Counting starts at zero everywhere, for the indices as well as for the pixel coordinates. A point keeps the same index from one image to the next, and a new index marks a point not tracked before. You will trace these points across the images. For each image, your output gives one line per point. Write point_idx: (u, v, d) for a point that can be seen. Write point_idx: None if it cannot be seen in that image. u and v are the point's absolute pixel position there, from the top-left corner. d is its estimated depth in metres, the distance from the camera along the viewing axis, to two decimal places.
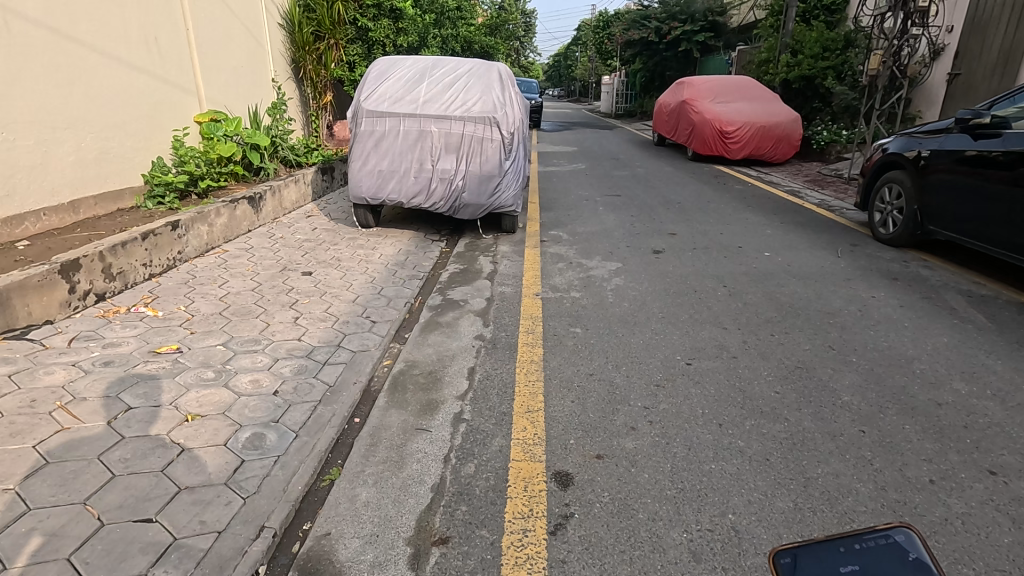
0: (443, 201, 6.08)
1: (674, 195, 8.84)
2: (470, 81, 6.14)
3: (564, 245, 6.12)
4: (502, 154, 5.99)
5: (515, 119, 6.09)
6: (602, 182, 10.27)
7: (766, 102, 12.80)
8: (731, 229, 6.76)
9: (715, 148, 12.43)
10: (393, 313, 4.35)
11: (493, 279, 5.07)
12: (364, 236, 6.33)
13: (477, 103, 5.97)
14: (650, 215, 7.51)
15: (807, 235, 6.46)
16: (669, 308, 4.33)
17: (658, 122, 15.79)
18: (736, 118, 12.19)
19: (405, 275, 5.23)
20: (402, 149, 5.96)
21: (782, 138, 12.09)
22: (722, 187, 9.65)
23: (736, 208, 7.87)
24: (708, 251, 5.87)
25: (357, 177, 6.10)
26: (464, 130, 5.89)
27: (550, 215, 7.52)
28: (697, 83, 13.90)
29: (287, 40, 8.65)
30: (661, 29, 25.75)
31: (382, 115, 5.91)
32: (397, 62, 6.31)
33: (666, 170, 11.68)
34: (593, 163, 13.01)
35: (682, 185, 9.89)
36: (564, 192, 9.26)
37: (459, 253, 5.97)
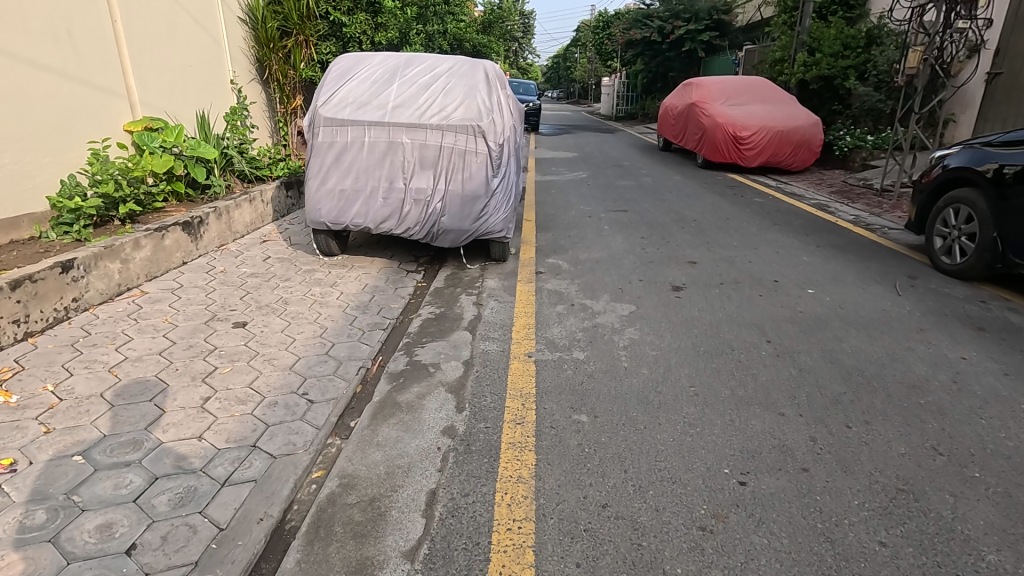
0: (418, 225, 5.05)
1: (688, 210, 7.83)
2: (450, 81, 5.09)
3: (563, 278, 5.11)
4: (489, 168, 4.96)
5: (505, 126, 5.05)
6: (605, 195, 9.25)
7: (783, 104, 11.79)
8: (760, 256, 5.74)
9: (728, 155, 11.38)
10: (341, 385, 3.33)
11: (475, 329, 4.06)
12: (324, 267, 5.32)
13: (459, 108, 4.93)
14: (663, 237, 6.49)
15: (852, 264, 5.44)
16: (701, 376, 3.33)
17: (663, 127, 14.76)
18: (751, 121, 11.15)
19: (366, 323, 4.22)
20: (369, 163, 4.93)
21: (801, 143, 11.07)
22: (742, 201, 8.61)
23: (762, 228, 6.84)
24: (736, 286, 4.87)
25: (315, 198, 5.07)
26: (443, 140, 4.86)
27: (548, 237, 6.49)
28: (708, 84, 12.86)
29: (249, 37, 7.64)
30: (664, 28, 24.75)
31: (343, 123, 4.88)
32: (364, 59, 5.26)
33: (675, 180, 10.68)
34: (595, 171, 11.99)
35: (696, 197, 8.86)
36: (564, 207, 8.22)
37: (436, 289, 4.95)
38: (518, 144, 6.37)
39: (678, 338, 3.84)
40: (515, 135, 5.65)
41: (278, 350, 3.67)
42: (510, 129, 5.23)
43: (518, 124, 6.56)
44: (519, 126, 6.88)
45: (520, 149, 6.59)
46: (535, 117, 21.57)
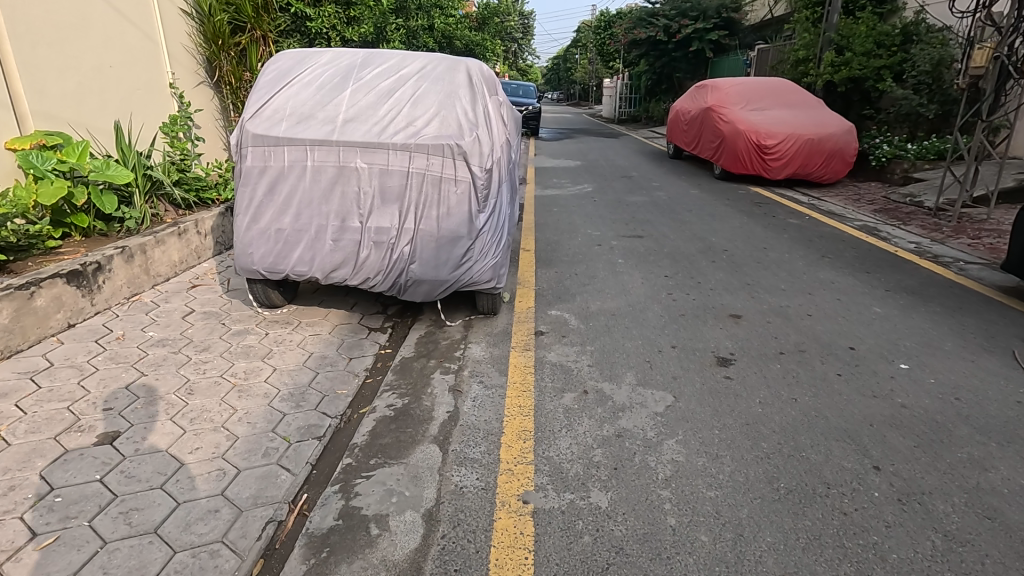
0: (379, 274, 3.85)
1: (715, 237, 6.64)
2: (423, 85, 3.85)
3: (572, 343, 3.90)
4: (472, 201, 3.74)
5: (494, 145, 3.82)
6: (615, 214, 8.03)
7: (811, 109, 10.59)
8: (821, 307, 4.52)
9: (750, 165, 10.17)
10: (227, 567, 2.11)
11: (447, 440, 2.85)
12: (261, 326, 4.11)
13: (435, 120, 3.71)
14: (691, 276, 5.28)
15: (943, 320, 4.23)
16: (793, 551, 2.13)
17: (674, 133, 13.57)
18: (777, 128, 9.94)
19: (300, 425, 3.02)
20: (314, 195, 3.72)
21: (833, 153, 9.86)
22: (776, 223, 7.37)
23: (809, 263, 5.64)
24: (802, 359, 3.65)
25: (244, 239, 3.86)
26: (413, 165, 3.65)
27: (550, 277, 5.29)
28: (725, 87, 11.65)
29: (194, 32, 6.42)
30: (670, 27, 23.67)
31: (278, 143, 3.66)
32: (309, 55, 4.01)
33: (692, 194, 9.49)
34: (601, 184, 10.78)
35: (722, 219, 7.65)
36: (568, 232, 7.01)
37: (403, 362, 3.74)
38: (513, 157, 5.13)
39: (742, 462, 2.63)
40: (507, 148, 4.42)
41: (147, 489, 2.46)
42: (501, 147, 4.00)
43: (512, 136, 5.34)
44: (512, 133, 5.66)
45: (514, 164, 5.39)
46: (535, 121, 20.40)
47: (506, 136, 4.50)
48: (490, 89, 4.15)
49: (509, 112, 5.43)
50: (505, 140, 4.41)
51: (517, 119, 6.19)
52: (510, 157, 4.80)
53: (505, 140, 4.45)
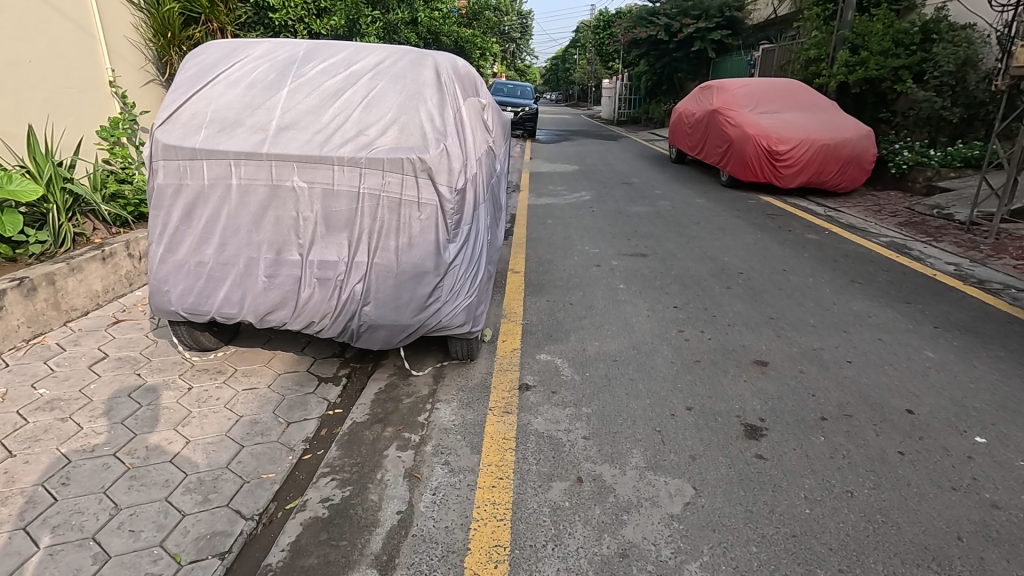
0: (326, 317, 3.12)
1: (728, 256, 5.93)
2: (380, 84, 3.09)
3: (564, 402, 3.17)
4: (438, 228, 3.00)
5: (465, 157, 3.07)
6: (616, 227, 7.31)
7: (825, 112, 9.87)
8: (862, 350, 3.79)
9: (760, 173, 9.45)
10: None
11: (392, 563, 2.12)
12: (185, 377, 3.37)
13: (392, 127, 2.96)
14: (704, 308, 4.56)
15: (1012, 371, 3.51)
16: None
17: (677, 136, 12.87)
18: (790, 133, 9.22)
19: (200, 532, 2.27)
20: (242, 220, 2.98)
21: (851, 160, 9.14)
22: (794, 239, 6.66)
23: (839, 291, 4.92)
24: (850, 427, 2.92)
25: (159, 274, 3.12)
26: (363, 183, 2.91)
27: (540, 308, 4.57)
28: (733, 88, 10.94)
29: (142, 23, 5.69)
30: (671, 25, 23.00)
31: (195, 155, 2.91)
32: (241, 44, 3.23)
33: (699, 204, 8.78)
34: (600, 191, 10.07)
35: (733, 233, 6.93)
36: (563, 249, 6.28)
37: (353, 430, 3.00)
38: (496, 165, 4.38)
39: None
40: (485, 156, 3.67)
41: None
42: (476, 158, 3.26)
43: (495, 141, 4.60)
44: (496, 134, 4.91)
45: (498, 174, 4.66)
46: (532, 122, 19.67)
47: (483, 143, 3.75)
48: (462, 87, 3.40)
49: (489, 112, 4.69)
50: (483, 148, 3.66)
51: (502, 117, 5.46)
52: (491, 166, 4.05)
53: (483, 148, 3.69)
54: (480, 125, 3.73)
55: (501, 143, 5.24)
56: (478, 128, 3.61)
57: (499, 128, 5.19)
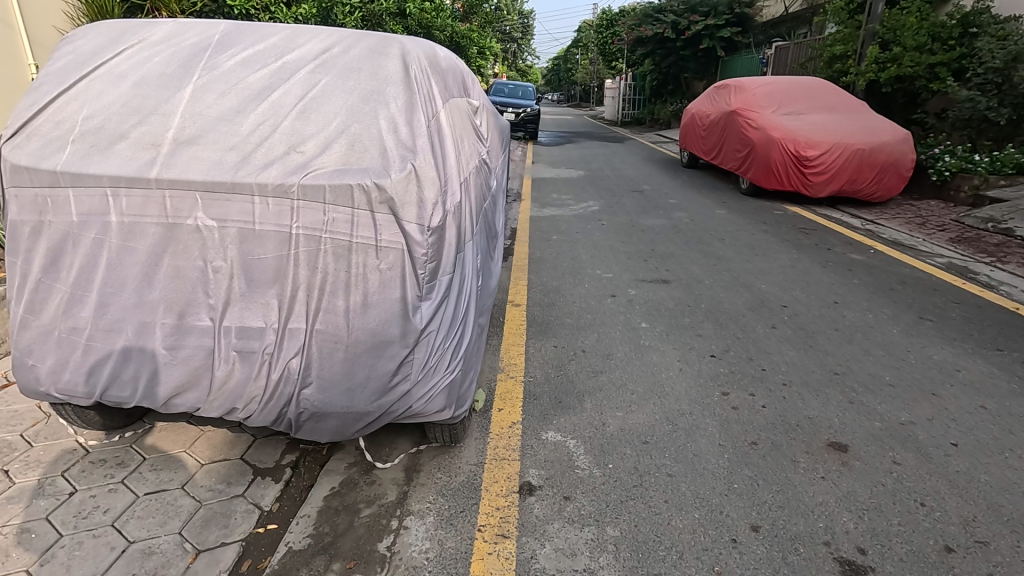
0: (254, 401, 2.26)
1: (765, 284, 5.07)
2: (323, 79, 2.22)
3: (582, 517, 2.31)
4: (406, 281, 2.14)
5: (443, 182, 2.21)
6: (630, 245, 6.46)
7: (855, 114, 8.99)
8: (964, 425, 2.93)
9: (786, 181, 8.57)
10: None
11: None
12: (71, 474, 2.51)
13: (339, 141, 2.09)
14: (749, 357, 3.70)
15: None
16: None
17: (690, 139, 12.00)
18: (820, 137, 8.34)
19: None
20: (127, 272, 2.10)
21: (886, 166, 8.27)
22: (837, 261, 5.79)
23: (908, 333, 4.06)
24: (990, 568, 2.06)
25: (20, 343, 2.24)
26: (298, 221, 2.04)
27: (546, 358, 3.71)
28: (752, 87, 10.07)
29: (77, 14, 4.86)
30: (678, 22, 22.15)
31: (57, 180, 2.04)
32: (136, 25, 2.36)
33: (720, 215, 7.93)
34: (609, 200, 9.21)
35: (765, 254, 6.06)
36: (571, 274, 5.43)
37: (287, 565, 2.14)
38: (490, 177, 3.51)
39: None
40: (473, 172, 2.80)
41: None
42: (459, 181, 2.39)
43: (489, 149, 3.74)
44: (491, 142, 4.05)
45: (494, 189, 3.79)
46: (534, 124, 18.85)
47: (471, 155, 2.87)
48: (441, 83, 2.53)
49: (481, 114, 3.82)
50: (472, 162, 2.79)
51: (497, 117, 4.59)
52: (482, 180, 3.17)
53: (472, 162, 2.82)
54: (466, 133, 2.85)
55: (498, 150, 4.38)
56: (464, 138, 2.75)
57: (494, 133, 4.33)
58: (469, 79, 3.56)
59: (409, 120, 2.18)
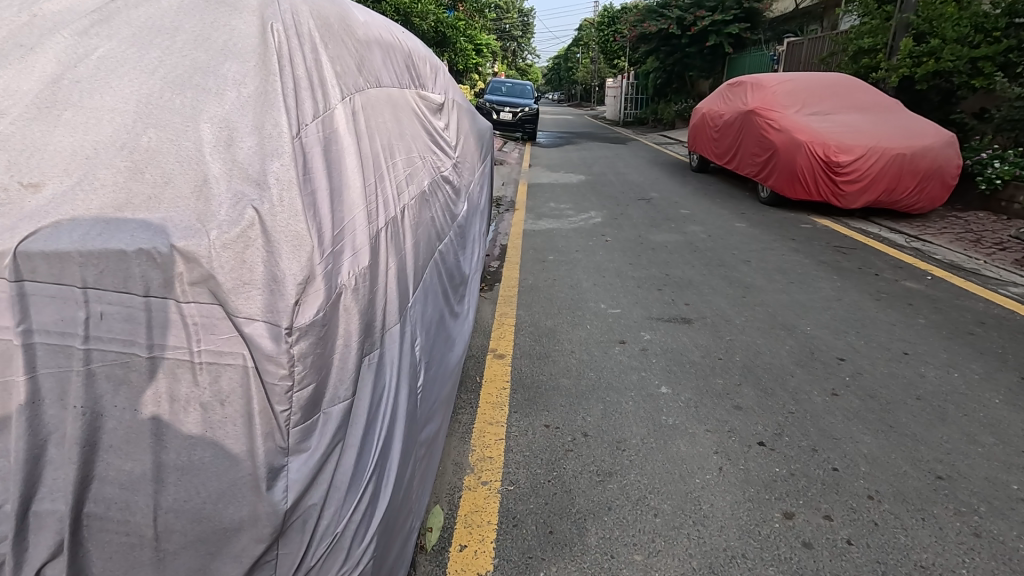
0: None
1: (810, 327, 4.08)
2: (104, 42, 1.24)
3: None
4: (253, 428, 1.14)
5: (325, 238, 1.23)
6: (639, 269, 5.47)
7: (890, 114, 8.00)
8: None
9: (814, 190, 7.56)
10: None
11: None
12: None
13: (108, 161, 1.10)
14: (812, 447, 2.71)
15: None
16: None
17: (700, 143, 11.01)
18: (853, 140, 7.35)
19: None
20: None
21: (930, 173, 7.26)
22: (893, 292, 4.79)
23: (1015, 405, 3.07)
24: None
25: None
26: (19, 318, 1.01)
27: (533, 447, 2.72)
28: (771, 85, 9.09)
29: None
30: (684, 18, 21.15)
31: None
32: None
33: (741, 230, 6.93)
34: (613, 210, 8.21)
35: (802, 282, 5.07)
36: (569, 311, 4.43)
37: None
38: (453, 199, 2.52)
39: None
40: (413, 203, 1.82)
41: None
42: (369, 227, 1.40)
43: (454, 161, 2.76)
44: (460, 150, 3.06)
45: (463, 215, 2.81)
46: (531, 124, 17.83)
47: (411, 174, 1.89)
48: (347, 62, 1.54)
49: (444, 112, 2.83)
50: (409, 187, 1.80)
51: (474, 115, 3.61)
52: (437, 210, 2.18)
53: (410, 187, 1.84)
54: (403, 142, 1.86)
55: (475, 159, 3.40)
56: (395, 150, 1.75)
57: (468, 140, 3.35)
58: (424, 63, 2.56)
59: (256, 123, 1.19)
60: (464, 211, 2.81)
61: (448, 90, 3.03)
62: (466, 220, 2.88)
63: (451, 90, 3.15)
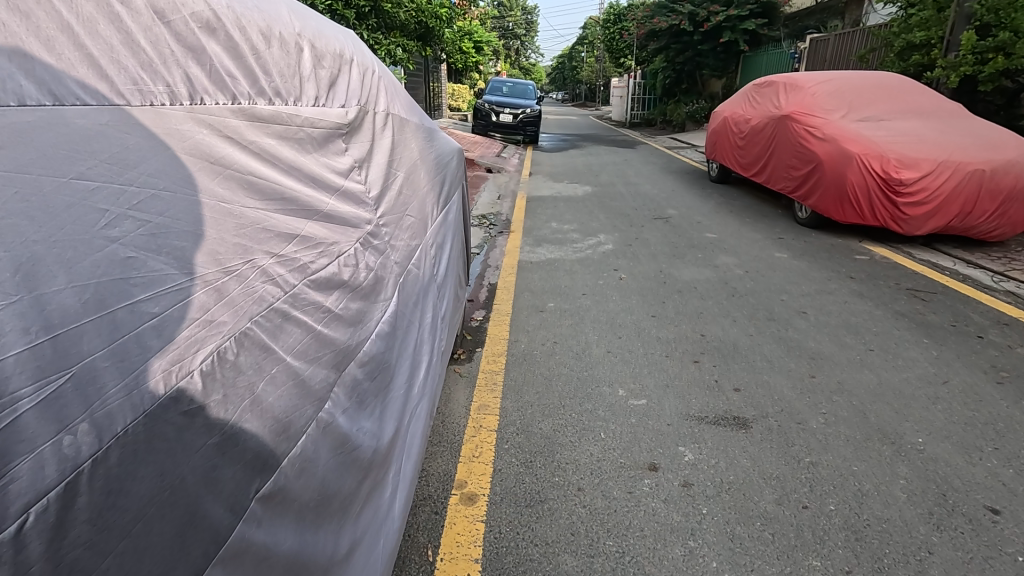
0: None
1: (927, 437, 2.83)
2: None
3: None
4: None
5: None
6: (667, 325, 4.23)
7: (957, 121, 6.72)
8: None
9: (868, 213, 6.32)
10: None
11: None
12: None
13: None
14: None
15: None
16: None
17: (722, 151, 9.75)
18: (917, 155, 6.09)
19: None
20: None
21: (1014, 194, 5.98)
22: (1015, 367, 3.54)
23: None
24: None
25: None
26: None
27: None
28: (809, 86, 7.82)
29: None
30: (697, 13, 19.77)
31: None
32: None
33: (784, 264, 5.69)
34: (626, 233, 6.95)
35: (884, 349, 3.82)
36: (576, 401, 3.20)
37: None
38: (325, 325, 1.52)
39: None
40: (50, 500, 0.89)
41: None
42: None
43: (351, 237, 1.75)
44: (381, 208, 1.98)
45: (371, 333, 1.74)
46: (534, 126, 16.51)
47: (51, 392, 0.94)
48: None
49: (339, 151, 1.87)
50: (38, 457, 0.90)
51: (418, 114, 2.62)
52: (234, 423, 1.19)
53: (50, 445, 0.91)
54: (37, 308, 0.96)
55: (424, 207, 2.33)
56: None
57: (402, 190, 2.16)
58: (266, 74, 1.69)
59: None
60: (373, 324, 1.75)
61: (352, 106, 2.02)
62: (384, 334, 1.80)
63: (370, 100, 2.15)
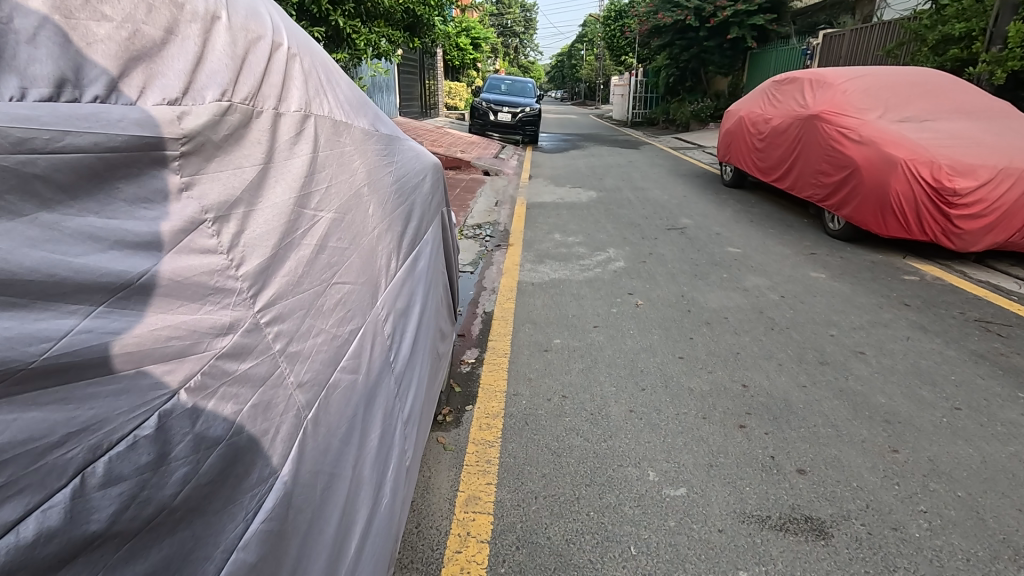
0: None
1: None
2: None
3: None
4: None
5: None
6: (699, 371, 3.48)
7: (1010, 122, 6.02)
8: None
9: (914, 227, 5.57)
10: None
11: None
12: None
13: None
14: None
15: None
16: None
17: (737, 154, 9.00)
18: (974, 162, 5.38)
19: None
20: None
21: None
22: None
23: None
24: None
25: None
26: None
27: None
28: (838, 82, 7.06)
29: None
30: (703, 8, 18.84)
31: None
32: None
33: (823, 286, 4.95)
34: (639, 247, 6.20)
35: (973, 407, 3.08)
36: (595, 492, 2.45)
37: None
38: None
39: None
40: None
41: None
42: None
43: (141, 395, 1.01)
44: (268, 298, 1.30)
45: None
46: (534, 125, 15.73)
47: None
48: None
49: (168, 192, 1.16)
50: None
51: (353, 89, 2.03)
52: None
53: None
54: None
55: (362, 269, 1.65)
56: None
57: (307, 258, 1.44)
58: None
59: None
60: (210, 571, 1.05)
61: (207, 100, 1.29)
62: (241, 572, 1.10)
63: (259, 95, 1.45)
